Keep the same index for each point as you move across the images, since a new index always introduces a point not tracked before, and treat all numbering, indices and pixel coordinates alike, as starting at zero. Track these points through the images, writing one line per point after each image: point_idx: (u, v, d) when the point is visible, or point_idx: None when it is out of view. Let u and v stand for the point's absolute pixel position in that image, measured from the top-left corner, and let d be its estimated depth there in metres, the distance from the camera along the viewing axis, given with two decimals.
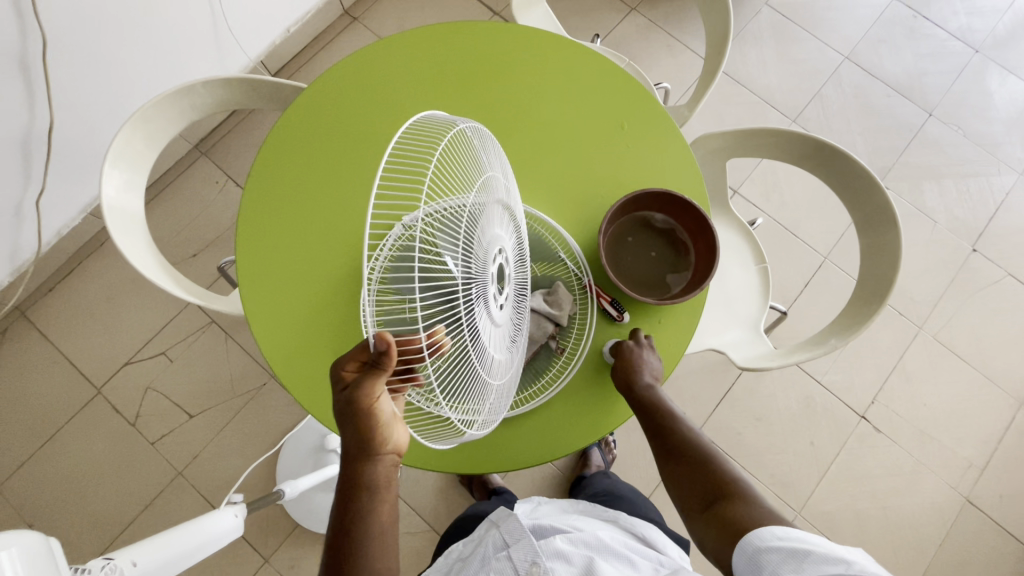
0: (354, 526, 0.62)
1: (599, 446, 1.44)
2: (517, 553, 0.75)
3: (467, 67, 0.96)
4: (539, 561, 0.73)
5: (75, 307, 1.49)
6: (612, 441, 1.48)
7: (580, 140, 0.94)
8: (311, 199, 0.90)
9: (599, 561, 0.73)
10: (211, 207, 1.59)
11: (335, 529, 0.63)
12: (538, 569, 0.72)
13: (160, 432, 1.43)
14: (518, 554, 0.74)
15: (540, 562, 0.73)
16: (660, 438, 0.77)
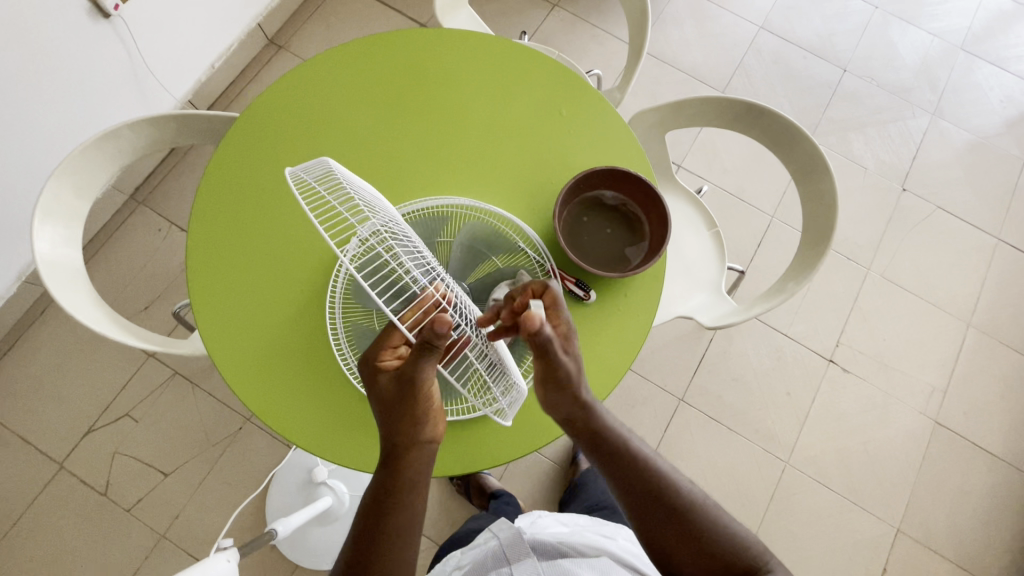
0: (385, 519, 0.65)
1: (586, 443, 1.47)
2: (519, 572, 0.74)
3: (399, 76, 0.96)
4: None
5: (22, 382, 1.40)
6: None
7: (522, 132, 0.95)
8: (258, 231, 0.88)
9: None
10: (157, 255, 1.53)
11: (360, 526, 0.65)
12: None
13: (135, 496, 1.36)
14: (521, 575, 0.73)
15: None
16: (653, 503, 0.69)
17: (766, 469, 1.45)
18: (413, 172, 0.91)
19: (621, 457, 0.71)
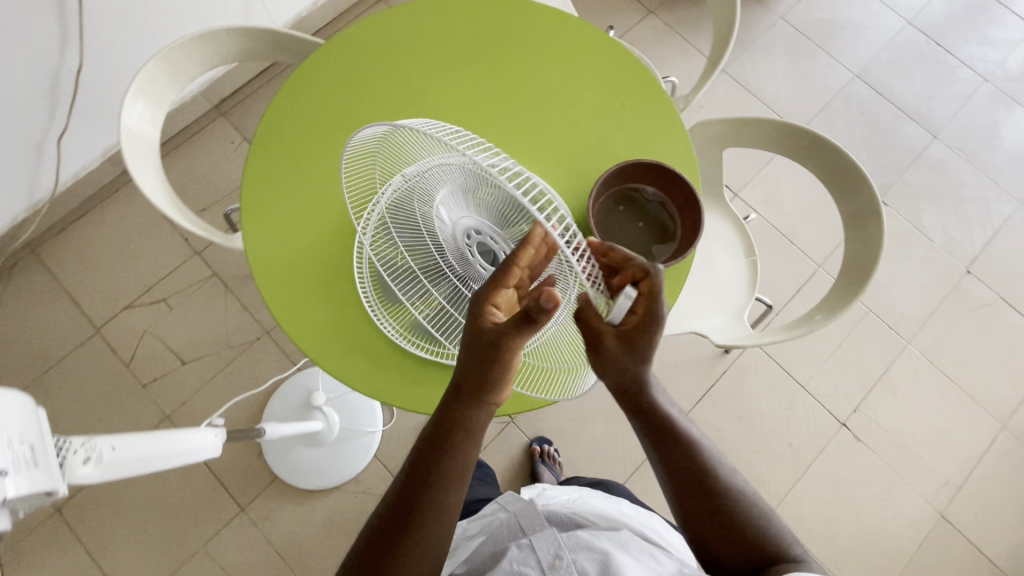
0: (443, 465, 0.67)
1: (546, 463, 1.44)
2: (539, 544, 0.81)
3: (479, 36, 1.00)
4: (560, 554, 0.78)
5: (83, 248, 1.54)
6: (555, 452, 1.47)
7: (581, 114, 0.98)
8: (317, 151, 0.94)
9: (617, 556, 0.78)
10: (224, 165, 1.64)
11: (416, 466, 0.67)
12: (560, 561, 0.78)
13: (152, 374, 1.46)
14: (541, 545, 0.81)
15: (562, 555, 0.78)
16: (695, 484, 0.69)
17: None
18: (471, 128, 0.95)
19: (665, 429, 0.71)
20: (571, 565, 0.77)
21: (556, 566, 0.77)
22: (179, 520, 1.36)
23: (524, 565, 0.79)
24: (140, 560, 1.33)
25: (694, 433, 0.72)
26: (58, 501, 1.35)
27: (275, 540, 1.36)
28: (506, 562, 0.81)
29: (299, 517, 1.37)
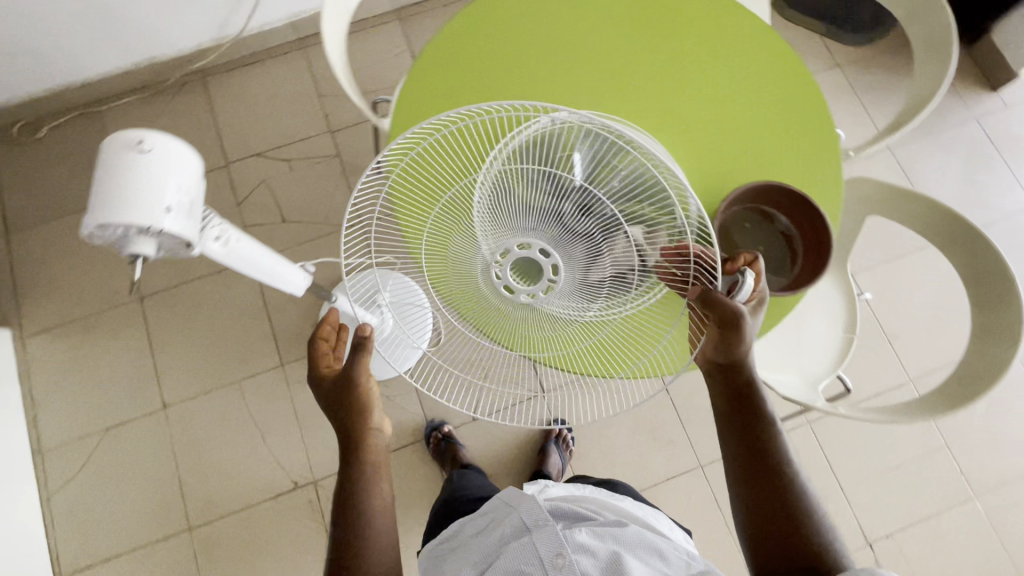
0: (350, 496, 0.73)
1: (557, 444, 1.42)
2: (540, 541, 0.74)
3: (674, 23, 1.01)
4: (564, 553, 0.72)
5: (241, 91, 1.69)
6: (570, 437, 1.45)
7: (743, 127, 0.98)
8: (487, 72, 0.99)
9: (625, 557, 0.73)
10: (382, 64, 1.73)
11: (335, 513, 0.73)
12: (562, 559, 0.72)
13: (254, 219, 1.59)
14: (543, 544, 0.73)
15: (565, 554, 0.72)
16: (761, 473, 0.72)
17: None
18: (630, 107, 0.98)
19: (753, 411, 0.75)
20: (577, 567, 0.71)
21: (559, 566, 0.71)
22: (228, 350, 1.49)
23: (528, 566, 0.72)
24: (186, 368, 1.48)
25: (776, 427, 0.75)
26: (144, 291, 1.53)
27: (297, 403, 1.45)
28: (506, 559, 0.74)
29: None
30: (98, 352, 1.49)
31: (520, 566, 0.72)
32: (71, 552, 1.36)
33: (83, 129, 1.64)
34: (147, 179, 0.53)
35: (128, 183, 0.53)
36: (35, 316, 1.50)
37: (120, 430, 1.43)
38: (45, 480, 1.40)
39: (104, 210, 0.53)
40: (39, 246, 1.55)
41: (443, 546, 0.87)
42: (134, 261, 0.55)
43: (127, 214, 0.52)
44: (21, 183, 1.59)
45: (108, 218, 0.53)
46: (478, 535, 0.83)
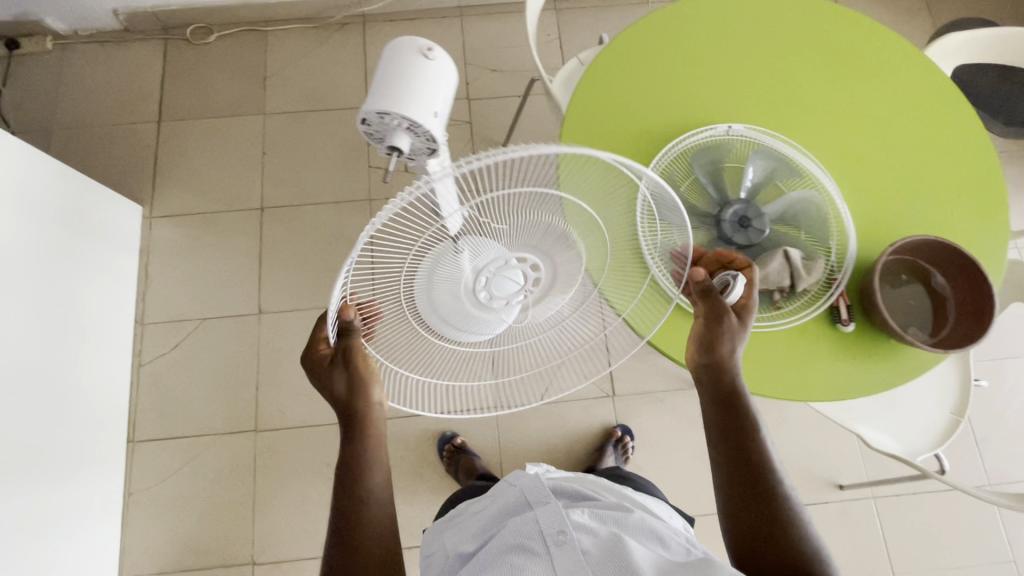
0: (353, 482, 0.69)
1: (615, 448, 1.41)
2: (542, 517, 0.70)
3: (869, 68, 1.03)
4: (565, 529, 0.68)
5: (395, 43, 1.77)
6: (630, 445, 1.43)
7: (920, 182, 0.97)
8: (677, 69, 1.01)
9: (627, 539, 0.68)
10: (530, 47, 1.78)
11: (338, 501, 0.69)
12: (563, 538, 0.68)
13: (379, 163, 1.66)
14: (544, 520, 0.70)
15: (566, 531, 0.68)
16: (757, 491, 0.72)
17: None
18: (810, 125, 0.98)
19: (740, 417, 0.76)
20: (576, 543, 0.67)
21: (560, 542, 0.67)
22: (329, 278, 1.56)
23: (527, 540, 0.69)
24: (286, 283, 1.55)
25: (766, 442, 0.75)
26: (266, 203, 1.61)
27: None
28: (505, 533, 0.70)
29: None
30: (212, 248, 1.58)
31: (521, 541, 0.69)
32: (147, 421, 1.44)
33: (247, 44, 1.75)
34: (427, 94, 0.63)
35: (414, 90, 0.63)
36: (166, 201, 1.61)
37: (214, 323, 1.52)
38: (140, 351, 1.49)
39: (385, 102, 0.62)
40: (184, 138, 1.66)
41: (448, 523, 0.85)
42: (392, 147, 0.61)
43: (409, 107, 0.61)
44: (181, 79, 1.71)
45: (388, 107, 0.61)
46: (479, 510, 0.80)
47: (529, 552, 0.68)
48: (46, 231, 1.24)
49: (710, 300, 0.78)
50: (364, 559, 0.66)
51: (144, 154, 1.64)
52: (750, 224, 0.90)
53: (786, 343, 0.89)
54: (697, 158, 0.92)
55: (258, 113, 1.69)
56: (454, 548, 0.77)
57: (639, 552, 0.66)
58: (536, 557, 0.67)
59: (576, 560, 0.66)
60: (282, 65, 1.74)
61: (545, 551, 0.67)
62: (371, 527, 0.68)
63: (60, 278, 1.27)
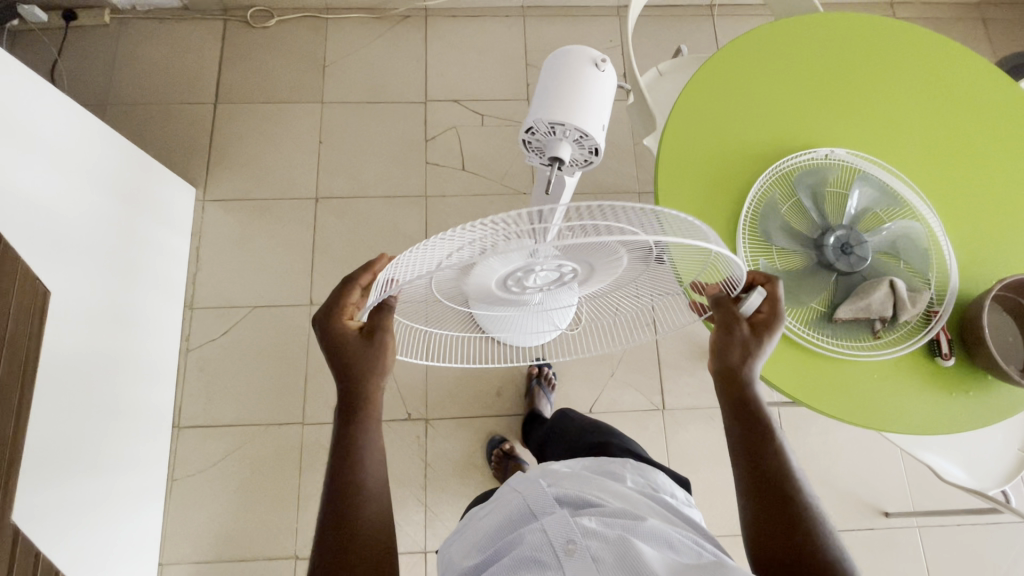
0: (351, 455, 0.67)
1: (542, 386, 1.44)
2: (551, 527, 0.63)
3: (970, 96, 1.01)
4: (575, 538, 0.61)
5: (457, 39, 1.75)
6: (551, 375, 1.47)
7: (1018, 216, 0.95)
8: (776, 85, 1.00)
9: (636, 541, 0.61)
10: (592, 52, 1.76)
11: (331, 474, 0.66)
12: (573, 548, 0.61)
13: (436, 159, 1.64)
14: (552, 530, 0.63)
15: (577, 541, 0.61)
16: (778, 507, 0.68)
17: None
18: (914, 147, 0.97)
19: (763, 432, 0.73)
20: (588, 553, 0.59)
21: (571, 552, 0.60)
22: None
23: (537, 554, 0.61)
24: (338, 275, 1.53)
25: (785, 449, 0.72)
26: (321, 193, 1.60)
27: None
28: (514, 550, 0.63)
29: None
30: (264, 235, 1.56)
31: (531, 555, 0.61)
32: (193, 407, 1.43)
33: (307, 31, 1.73)
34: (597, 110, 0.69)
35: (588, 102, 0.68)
36: (220, 184, 1.59)
37: (265, 311, 1.50)
38: (189, 335, 1.48)
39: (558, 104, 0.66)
40: (239, 122, 1.64)
41: (454, 532, 0.77)
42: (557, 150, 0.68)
43: (585, 116, 0.65)
44: (240, 62, 1.69)
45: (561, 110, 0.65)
46: (482, 521, 0.72)
47: (540, 566, 0.60)
48: (106, 209, 1.21)
49: (723, 308, 0.77)
50: (357, 550, 0.62)
51: (199, 135, 1.63)
52: (854, 250, 0.89)
53: (881, 373, 0.88)
54: (801, 181, 0.92)
55: (317, 102, 1.67)
56: (461, 560, 0.69)
57: (650, 556, 0.59)
58: (547, 570, 0.59)
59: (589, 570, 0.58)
60: (342, 55, 1.72)
61: (556, 564, 0.60)
62: (364, 515, 0.64)
63: (121, 258, 1.25)
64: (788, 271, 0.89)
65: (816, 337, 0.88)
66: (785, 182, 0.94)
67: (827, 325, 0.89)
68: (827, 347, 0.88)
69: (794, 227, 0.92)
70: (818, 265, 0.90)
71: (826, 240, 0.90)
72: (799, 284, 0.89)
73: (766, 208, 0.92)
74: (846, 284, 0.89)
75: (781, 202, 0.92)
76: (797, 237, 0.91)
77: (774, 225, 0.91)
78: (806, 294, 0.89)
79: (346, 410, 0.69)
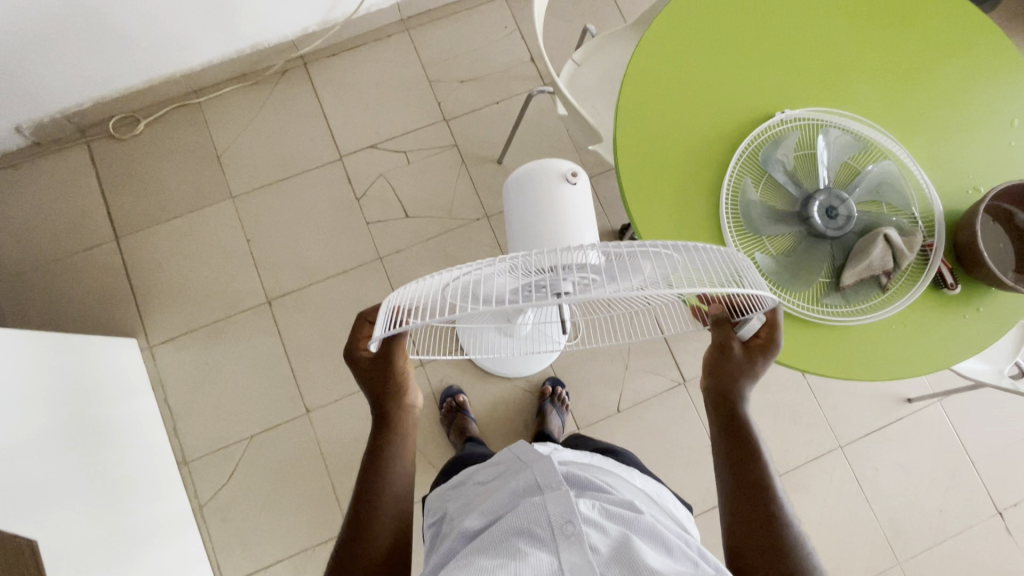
0: (378, 475, 0.67)
1: (555, 407, 1.41)
2: (551, 503, 0.59)
3: (890, 7, 0.98)
4: (575, 520, 0.57)
5: (347, 78, 1.60)
6: (566, 396, 1.45)
7: (970, 116, 0.95)
8: (705, 63, 0.94)
9: (637, 541, 0.57)
10: (492, 46, 1.64)
11: (357, 496, 0.67)
12: (571, 530, 0.57)
13: (377, 216, 1.53)
14: (553, 506, 0.59)
15: (576, 522, 0.57)
16: (751, 509, 0.64)
17: (878, 555, 1.43)
18: (860, 78, 0.95)
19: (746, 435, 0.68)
20: (586, 540, 0.56)
21: (569, 534, 0.56)
22: None
23: (532, 525, 0.58)
24: (323, 372, 1.45)
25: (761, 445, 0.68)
26: (271, 294, 1.48)
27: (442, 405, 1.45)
28: (509, 522, 0.59)
29: (469, 392, 1.47)
30: (230, 359, 1.45)
31: (526, 526, 0.58)
32: (232, 560, 1.35)
33: (183, 123, 1.55)
34: (571, 211, 0.84)
35: (560, 217, 0.83)
36: (161, 324, 1.46)
37: (264, 436, 1.42)
38: (195, 491, 1.38)
39: (533, 230, 0.84)
40: (152, 250, 1.49)
41: (452, 492, 0.77)
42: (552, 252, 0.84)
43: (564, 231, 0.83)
44: (124, 183, 1.51)
45: (537, 236, 0.84)
46: (486, 488, 0.70)
47: (531, 539, 0.57)
48: (62, 418, 1.08)
49: (722, 329, 0.70)
50: (365, 558, 0.63)
51: (115, 279, 1.47)
52: (838, 212, 0.87)
53: (899, 323, 0.89)
54: (769, 159, 0.88)
55: (227, 199, 1.52)
56: (455, 520, 0.68)
57: (653, 560, 0.55)
58: (540, 546, 0.56)
59: (585, 559, 0.54)
60: (234, 138, 1.55)
61: (551, 541, 0.56)
62: (380, 523, 0.65)
63: (101, 455, 1.14)
64: (788, 258, 0.87)
65: (836, 310, 0.87)
66: (753, 166, 0.90)
67: (837, 297, 0.87)
68: (842, 315, 0.87)
69: (777, 209, 0.89)
70: (811, 238, 0.87)
71: (812, 211, 0.87)
72: (799, 268, 0.87)
73: (744, 200, 0.88)
74: (841, 248, 0.87)
75: (756, 190, 0.89)
76: (784, 219, 0.88)
77: (759, 215, 0.87)
78: (810, 275, 0.86)
79: (378, 424, 0.69)
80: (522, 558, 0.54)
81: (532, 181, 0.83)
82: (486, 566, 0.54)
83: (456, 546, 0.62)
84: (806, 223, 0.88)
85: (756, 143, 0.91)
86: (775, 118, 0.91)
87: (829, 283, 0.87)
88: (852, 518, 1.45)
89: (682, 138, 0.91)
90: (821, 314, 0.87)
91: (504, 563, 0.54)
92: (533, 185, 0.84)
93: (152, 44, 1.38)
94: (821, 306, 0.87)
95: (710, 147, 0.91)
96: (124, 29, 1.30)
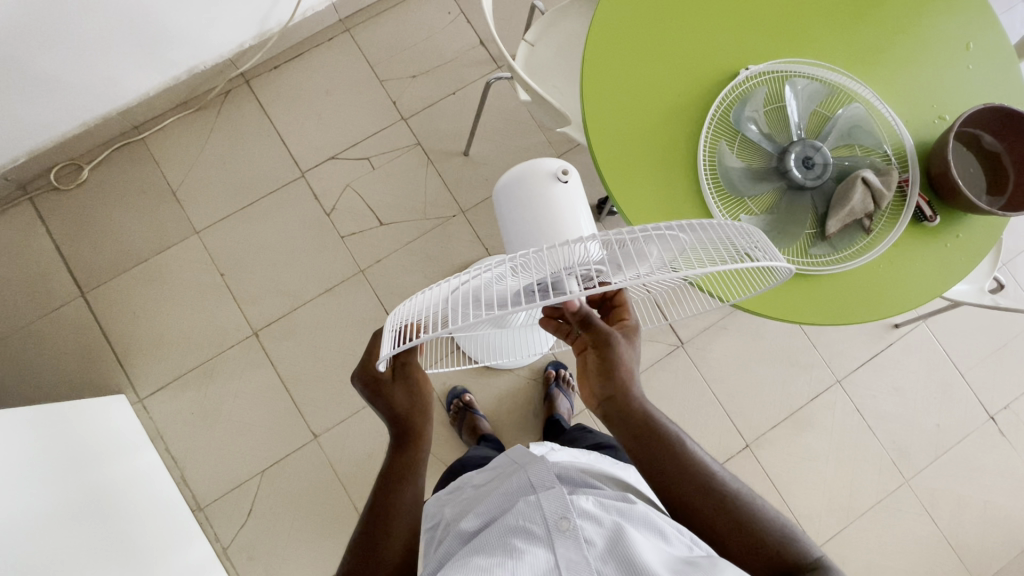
0: (386, 501, 0.66)
1: (563, 391, 1.43)
2: (547, 501, 0.60)
3: None
4: (570, 515, 0.58)
5: (295, 90, 1.53)
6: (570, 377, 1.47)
7: (927, 45, 0.96)
8: (662, 29, 0.92)
9: (630, 529, 0.58)
10: (439, 35, 1.58)
11: (365, 520, 0.66)
12: (567, 526, 0.57)
13: (351, 228, 1.49)
14: (548, 505, 0.59)
15: (572, 518, 0.58)
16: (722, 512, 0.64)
17: (886, 478, 1.49)
18: (816, 21, 0.94)
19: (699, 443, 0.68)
20: (581, 534, 0.56)
21: (564, 529, 0.57)
22: None
23: (528, 524, 0.58)
24: (324, 395, 1.42)
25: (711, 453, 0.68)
26: (256, 325, 1.44)
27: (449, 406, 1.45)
28: (503, 523, 0.59)
29: (474, 389, 1.47)
30: (227, 397, 1.41)
31: (522, 524, 0.58)
32: None
33: (130, 162, 1.47)
34: (563, 211, 0.83)
35: (551, 213, 0.82)
36: (147, 374, 1.41)
37: (275, 468, 1.40)
38: (215, 535, 1.36)
39: (526, 232, 0.84)
40: (122, 300, 1.43)
41: (449, 497, 0.77)
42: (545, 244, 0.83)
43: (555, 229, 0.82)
44: (79, 237, 1.43)
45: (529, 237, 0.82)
46: (481, 491, 0.70)
47: (528, 537, 0.57)
48: (69, 489, 1.05)
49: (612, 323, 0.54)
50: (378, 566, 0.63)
51: (90, 336, 1.41)
52: (814, 161, 0.88)
53: (881, 264, 0.90)
54: (740, 118, 0.87)
55: (191, 235, 1.46)
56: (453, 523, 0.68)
57: (646, 548, 0.56)
58: (536, 543, 0.56)
59: (581, 554, 0.55)
60: (187, 170, 1.48)
61: (547, 538, 0.56)
62: (394, 537, 0.64)
63: (114, 519, 1.11)
64: (772, 214, 0.87)
65: (822, 258, 0.88)
66: (728, 128, 0.90)
67: (824, 248, 0.88)
68: (829, 265, 0.88)
69: (754, 166, 0.89)
70: (789, 190, 0.88)
71: (789, 160, 0.87)
72: (783, 223, 0.87)
73: (722, 159, 0.87)
74: (821, 196, 0.88)
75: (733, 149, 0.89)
76: (763, 175, 0.88)
77: (739, 172, 0.87)
78: (796, 228, 0.87)
79: (397, 436, 0.68)
80: (518, 556, 0.54)
81: (521, 180, 0.83)
82: (482, 563, 0.54)
83: (453, 548, 0.62)
84: (786, 175, 0.88)
85: (731, 105, 0.89)
86: (744, 76, 0.90)
87: (813, 237, 0.88)
88: (857, 445, 1.51)
89: (651, 108, 0.89)
90: (813, 265, 0.88)
91: (500, 561, 0.54)
92: (523, 185, 0.84)
93: (79, 86, 1.29)
94: (809, 258, 0.88)
95: (683, 113, 0.90)
96: (46, 73, 1.21)
